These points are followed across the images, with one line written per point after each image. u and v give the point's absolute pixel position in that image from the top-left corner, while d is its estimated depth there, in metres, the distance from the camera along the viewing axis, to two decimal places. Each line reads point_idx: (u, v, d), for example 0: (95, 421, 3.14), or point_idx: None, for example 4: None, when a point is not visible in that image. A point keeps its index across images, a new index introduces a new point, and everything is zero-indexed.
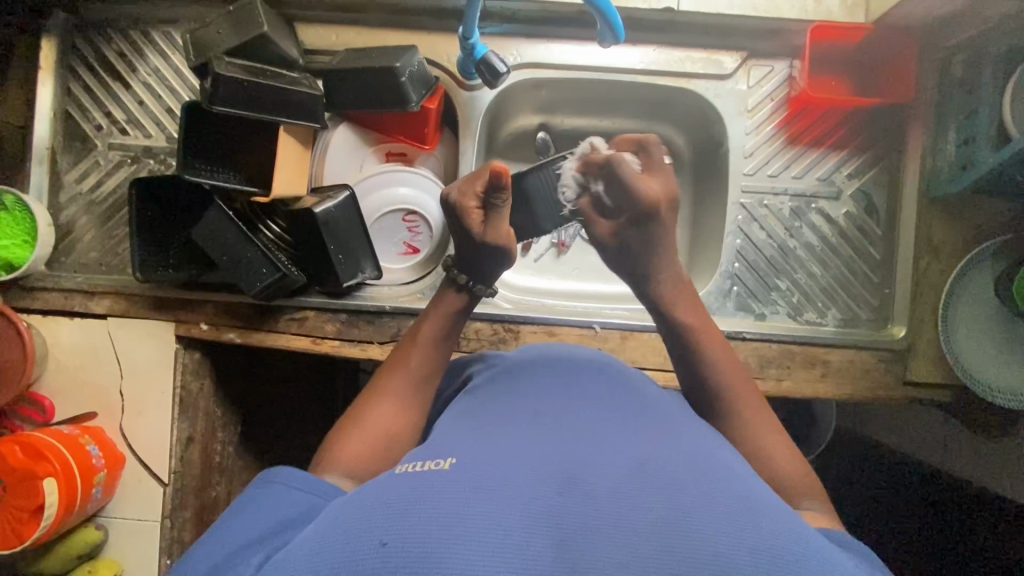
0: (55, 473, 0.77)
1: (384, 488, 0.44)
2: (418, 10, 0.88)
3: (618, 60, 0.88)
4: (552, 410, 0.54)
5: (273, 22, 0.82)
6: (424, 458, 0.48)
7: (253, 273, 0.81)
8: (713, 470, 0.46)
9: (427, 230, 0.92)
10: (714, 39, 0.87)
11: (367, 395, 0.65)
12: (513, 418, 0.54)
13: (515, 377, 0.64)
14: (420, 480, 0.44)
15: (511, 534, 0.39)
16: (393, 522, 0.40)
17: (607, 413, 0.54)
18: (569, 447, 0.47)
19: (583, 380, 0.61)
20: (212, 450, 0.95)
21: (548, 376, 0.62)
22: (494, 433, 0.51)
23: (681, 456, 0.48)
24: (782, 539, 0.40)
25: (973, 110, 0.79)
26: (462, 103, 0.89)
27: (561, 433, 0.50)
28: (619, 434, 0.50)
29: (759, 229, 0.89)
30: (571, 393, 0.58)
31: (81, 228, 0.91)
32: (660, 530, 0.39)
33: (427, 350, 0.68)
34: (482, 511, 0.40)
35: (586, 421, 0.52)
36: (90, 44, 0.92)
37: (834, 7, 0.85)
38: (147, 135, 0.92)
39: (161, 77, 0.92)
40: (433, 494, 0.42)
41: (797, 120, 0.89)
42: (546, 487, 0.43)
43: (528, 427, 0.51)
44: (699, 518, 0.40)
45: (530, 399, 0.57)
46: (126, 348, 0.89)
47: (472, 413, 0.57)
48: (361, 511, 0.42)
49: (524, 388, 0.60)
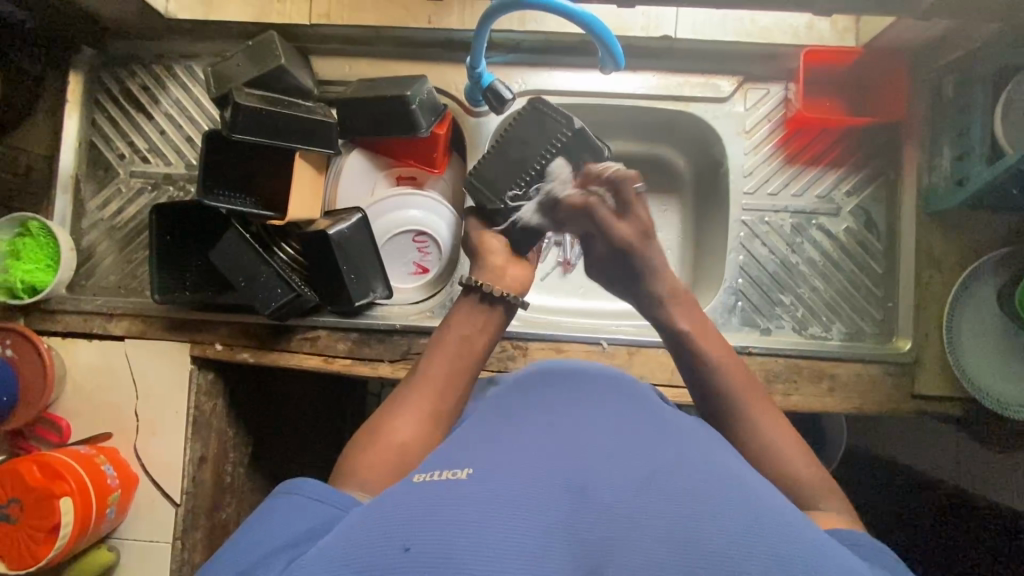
0: (71, 492, 0.78)
1: (405, 494, 0.45)
2: (427, 41, 0.93)
3: (619, 86, 0.91)
4: (563, 421, 0.55)
5: (290, 55, 0.87)
6: (443, 467, 0.49)
7: (268, 293, 0.83)
8: (729, 481, 0.47)
9: (436, 250, 0.94)
10: (711, 64, 0.91)
11: (388, 407, 0.64)
12: (529, 428, 0.55)
13: (526, 390, 0.65)
14: (441, 487, 0.45)
15: (532, 540, 0.40)
16: (416, 527, 0.41)
17: (618, 422, 0.55)
18: (586, 458, 0.48)
19: (594, 392, 0.62)
20: (223, 470, 0.96)
21: (563, 387, 0.64)
22: (510, 443, 0.52)
23: (696, 466, 0.48)
24: (801, 550, 0.40)
25: (965, 127, 0.82)
26: (470, 129, 0.93)
27: (577, 443, 0.50)
28: (630, 444, 0.51)
29: (761, 245, 0.91)
30: (583, 404, 0.59)
31: (102, 253, 0.95)
32: (677, 538, 0.40)
33: (452, 359, 0.68)
34: (503, 519, 0.41)
35: (600, 431, 0.53)
36: (115, 78, 0.97)
37: (825, 32, 0.88)
38: (168, 163, 0.96)
39: (182, 108, 0.96)
40: (454, 499, 0.43)
41: (794, 140, 0.92)
42: (563, 496, 0.43)
43: (546, 436, 0.53)
44: (714, 524, 0.41)
45: (544, 409, 0.59)
46: (143, 369, 0.91)
47: (487, 424, 0.58)
48: (384, 517, 0.43)
49: (536, 399, 0.62)
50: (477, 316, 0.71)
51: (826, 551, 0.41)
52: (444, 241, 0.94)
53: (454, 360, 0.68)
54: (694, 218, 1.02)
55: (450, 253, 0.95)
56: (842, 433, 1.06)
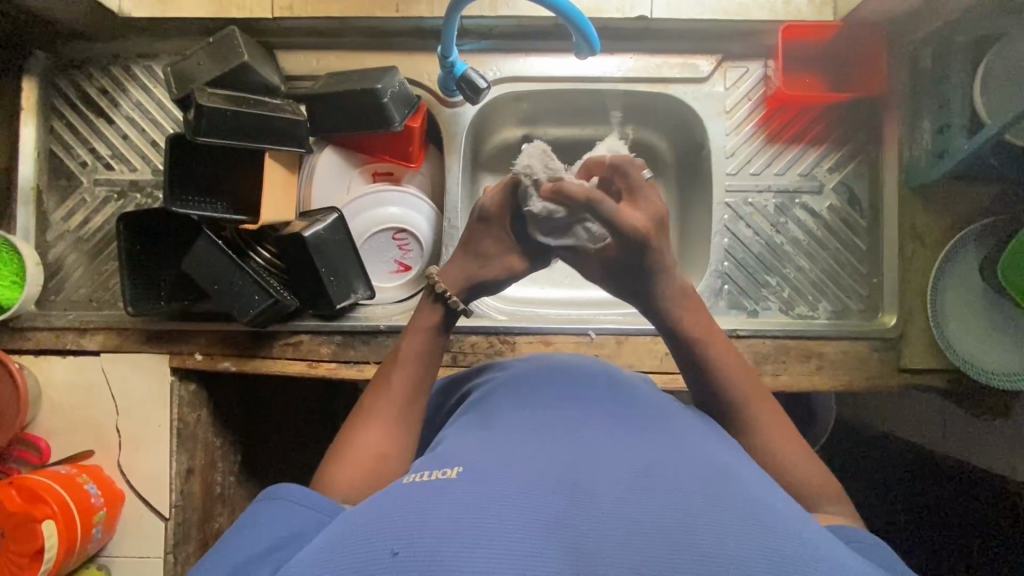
0: (54, 515, 0.76)
1: (391, 500, 0.44)
2: (396, 31, 0.89)
3: (595, 70, 0.89)
4: (552, 421, 0.54)
5: (253, 51, 0.83)
6: (431, 468, 0.48)
7: (245, 300, 0.81)
8: (721, 475, 0.46)
9: (418, 247, 0.93)
10: (689, 44, 0.89)
11: (354, 419, 0.63)
12: (517, 426, 0.54)
13: (514, 388, 0.63)
14: (430, 490, 0.44)
15: (522, 540, 0.39)
16: (401, 532, 0.39)
17: (608, 419, 0.54)
18: (574, 457, 0.47)
19: (580, 388, 0.61)
20: (213, 480, 0.95)
21: (550, 386, 0.62)
22: (498, 443, 0.50)
23: (685, 462, 0.47)
24: (798, 540, 0.40)
25: (945, 99, 0.81)
26: (445, 120, 0.90)
27: (566, 442, 0.49)
28: (618, 440, 0.50)
29: (745, 227, 0.90)
30: (570, 401, 0.58)
31: (70, 265, 0.91)
32: (673, 533, 0.39)
33: (409, 367, 0.67)
34: (492, 520, 0.40)
35: (590, 429, 0.52)
36: (71, 82, 0.93)
37: (803, 5, 0.86)
38: (133, 168, 0.93)
39: (144, 111, 0.92)
40: (441, 503, 0.42)
41: (775, 118, 0.90)
42: (554, 495, 0.42)
43: (533, 434, 0.51)
44: (709, 519, 0.40)
45: (532, 407, 0.58)
46: (121, 383, 0.88)
47: (475, 425, 0.56)
48: (370, 522, 0.42)
49: (523, 397, 0.61)
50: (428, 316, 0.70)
51: (818, 542, 0.41)
52: (424, 237, 0.93)
53: (414, 369, 0.67)
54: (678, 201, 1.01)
55: (432, 249, 0.93)
56: (832, 408, 1.07)
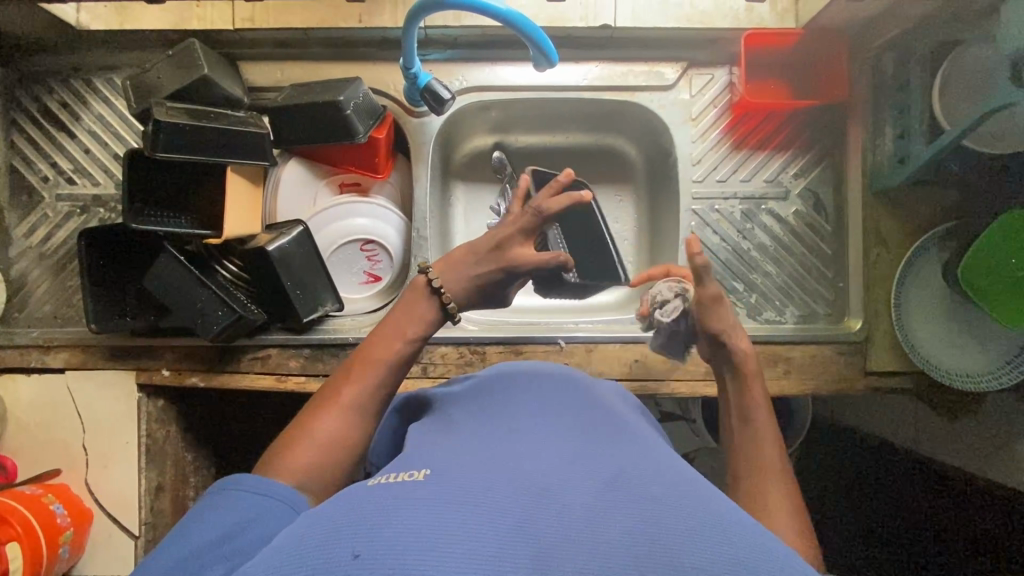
0: (18, 537, 0.75)
1: (357, 500, 0.43)
2: (361, 41, 0.89)
3: (562, 78, 0.89)
4: (520, 429, 0.54)
5: (214, 64, 0.82)
6: (397, 471, 0.48)
7: (208, 316, 0.80)
8: (686, 482, 0.47)
9: (387, 258, 0.92)
10: (654, 51, 0.89)
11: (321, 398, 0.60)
12: (487, 435, 0.54)
13: (485, 399, 0.64)
14: (396, 493, 0.43)
15: (487, 540, 0.38)
16: (364, 533, 0.39)
17: (573, 428, 0.55)
18: (541, 464, 0.47)
19: (552, 397, 0.62)
20: (184, 496, 0.94)
21: (522, 395, 0.63)
22: (465, 451, 0.50)
23: (652, 470, 0.48)
24: (758, 544, 0.40)
25: (905, 105, 0.82)
26: (412, 131, 0.90)
27: (535, 449, 0.50)
28: (586, 447, 0.51)
29: (712, 233, 0.91)
30: (541, 410, 0.58)
31: (33, 282, 0.90)
32: (636, 535, 0.39)
33: (388, 356, 0.63)
34: (457, 520, 0.40)
35: (556, 437, 0.52)
36: (31, 95, 0.91)
37: (766, 13, 0.87)
38: (96, 183, 0.91)
39: (106, 124, 0.91)
40: (408, 504, 0.41)
41: (741, 124, 0.91)
42: (519, 497, 0.42)
43: (503, 442, 0.52)
44: (674, 523, 0.40)
45: (504, 416, 0.58)
46: (87, 400, 0.87)
47: (441, 435, 0.57)
48: (333, 522, 0.41)
49: (496, 407, 0.61)
50: (420, 314, 0.67)
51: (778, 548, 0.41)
52: (394, 248, 0.92)
53: (394, 358, 0.63)
54: (649, 207, 1.02)
55: (401, 259, 0.93)
56: (805, 410, 1.08)
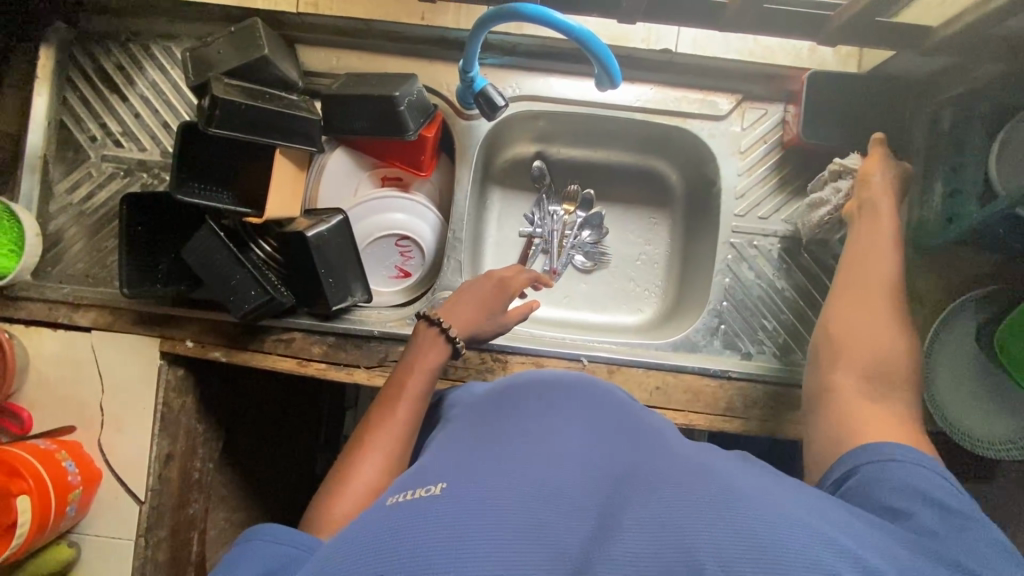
0: (29, 490, 0.76)
1: (376, 522, 0.43)
2: (420, 37, 0.89)
3: (615, 97, 0.89)
4: (533, 431, 0.53)
5: (274, 45, 0.83)
6: (414, 486, 0.47)
7: (241, 295, 0.80)
8: (697, 471, 0.45)
9: (420, 255, 0.93)
10: (711, 81, 0.89)
11: (352, 447, 0.62)
12: (498, 437, 0.53)
13: (497, 402, 0.63)
14: (413, 507, 0.43)
15: (505, 551, 0.38)
16: (384, 554, 0.39)
17: (586, 432, 0.54)
18: (555, 467, 0.46)
19: (563, 398, 0.61)
20: (192, 467, 0.95)
21: (534, 396, 0.61)
22: (479, 454, 0.50)
23: (663, 465, 0.47)
24: (778, 517, 0.38)
25: (962, 163, 0.79)
26: (460, 132, 0.90)
27: (548, 453, 0.49)
28: (600, 454, 0.50)
29: (748, 269, 0.90)
30: (552, 412, 0.57)
31: (69, 239, 0.91)
32: (653, 535, 0.38)
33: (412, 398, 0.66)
34: (471, 530, 0.39)
35: (569, 440, 0.51)
36: (89, 55, 0.92)
37: (829, 57, 0.88)
38: (142, 148, 0.92)
39: (159, 91, 0.92)
40: (425, 518, 0.41)
41: (789, 164, 0.90)
42: (535, 506, 0.42)
43: (515, 444, 0.51)
44: (692, 514, 0.39)
45: (515, 418, 0.57)
46: (109, 362, 0.88)
47: (458, 438, 0.56)
48: (353, 545, 0.41)
49: (505, 409, 0.60)
50: (433, 347, 0.70)
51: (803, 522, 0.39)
52: (427, 246, 0.93)
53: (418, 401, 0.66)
54: (683, 234, 1.01)
55: (433, 258, 0.93)
56: None
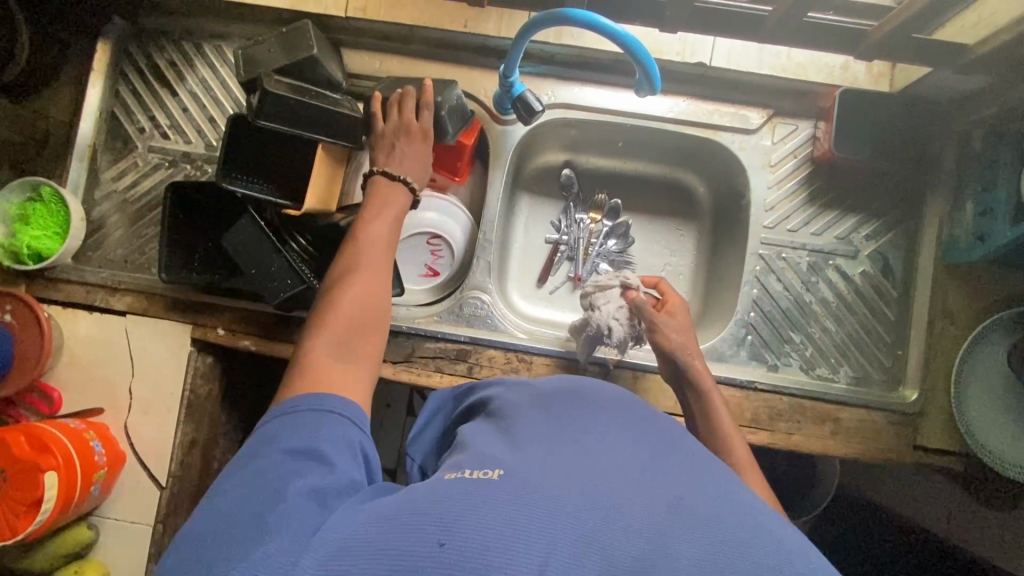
0: (57, 467, 0.76)
1: (431, 495, 0.42)
2: (460, 44, 0.92)
3: (648, 108, 0.91)
4: (586, 422, 0.51)
5: (322, 46, 0.86)
6: (475, 466, 0.46)
7: (277, 283, 0.82)
8: (760, 518, 0.41)
9: (450, 254, 0.94)
10: (742, 95, 0.91)
11: (325, 295, 0.64)
12: (558, 429, 0.50)
13: (559, 392, 0.59)
14: (469, 490, 0.41)
15: (558, 552, 0.36)
16: (447, 524, 0.38)
17: (652, 436, 0.50)
18: (615, 462, 0.44)
19: (627, 401, 0.57)
20: (212, 456, 0.95)
21: (600, 395, 0.57)
22: (533, 443, 0.48)
23: (729, 497, 0.43)
24: None
25: (992, 182, 0.80)
26: (494, 137, 0.93)
27: (611, 453, 0.46)
28: (666, 461, 0.46)
29: (777, 281, 0.91)
30: (618, 412, 0.54)
31: (111, 226, 0.94)
32: (710, 563, 0.36)
33: (378, 240, 0.69)
34: (531, 520, 0.38)
35: (624, 433, 0.49)
36: (143, 51, 0.96)
37: (860, 74, 0.90)
38: (187, 141, 0.95)
39: (207, 88, 0.96)
40: (483, 502, 0.39)
41: (819, 179, 0.91)
42: (594, 500, 0.40)
43: (578, 439, 0.48)
44: (752, 554, 0.37)
45: (577, 410, 0.53)
46: (142, 346, 0.89)
47: (514, 423, 0.53)
48: (411, 511, 0.40)
49: (567, 400, 0.56)
50: (396, 196, 0.74)
51: None
52: (458, 245, 0.93)
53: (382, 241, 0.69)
54: (709, 247, 1.02)
55: (462, 258, 0.94)
56: (836, 474, 1.06)
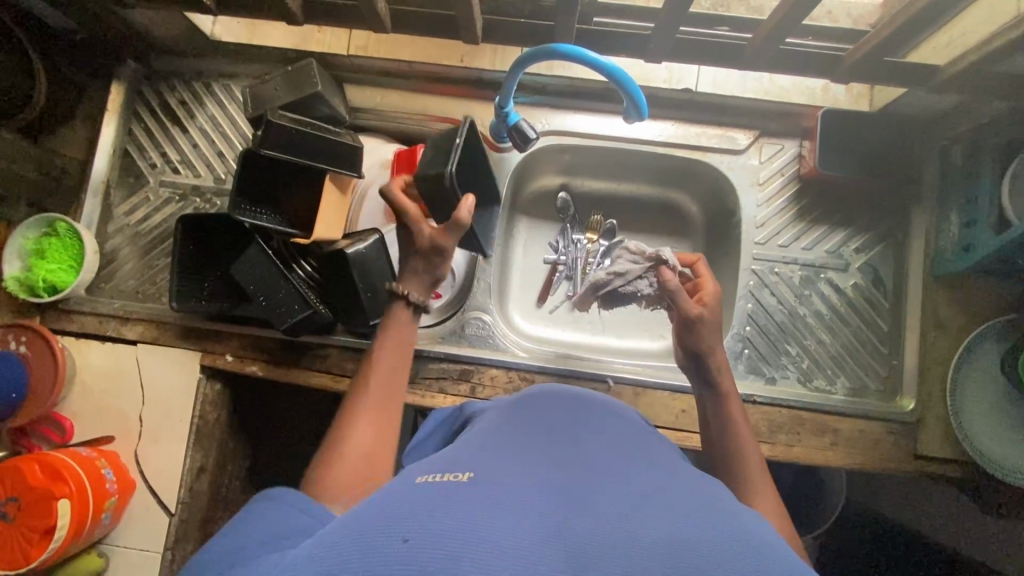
0: (70, 495, 0.78)
1: (401, 495, 0.41)
2: (458, 77, 0.96)
3: (639, 132, 0.95)
4: (553, 433, 0.52)
5: (326, 83, 0.90)
6: (443, 470, 0.46)
7: (285, 309, 0.84)
8: (716, 509, 0.43)
9: (451, 277, 0.97)
10: (729, 118, 0.94)
11: (342, 417, 0.64)
12: (523, 439, 0.51)
13: (526, 407, 0.60)
14: (438, 490, 0.41)
15: (522, 542, 0.36)
16: (414, 520, 0.38)
17: (613, 444, 0.52)
18: (582, 469, 0.45)
19: (589, 413, 0.59)
20: (220, 482, 0.96)
21: (562, 411, 0.59)
22: (499, 451, 0.48)
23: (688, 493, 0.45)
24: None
25: (974, 194, 0.83)
26: (492, 164, 0.96)
27: (574, 458, 0.47)
28: (626, 465, 0.47)
29: (770, 295, 0.93)
30: (581, 424, 0.55)
31: (124, 257, 0.97)
32: (670, 547, 0.37)
33: (392, 365, 0.68)
34: (495, 514, 0.38)
35: (595, 446, 0.50)
36: (155, 91, 1.01)
37: (841, 95, 0.93)
38: (197, 175, 0.99)
39: (217, 124, 1.00)
40: (449, 502, 0.39)
41: (806, 195, 0.94)
42: (560, 500, 0.40)
43: (542, 448, 0.49)
44: (715, 548, 0.38)
45: (540, 425, 0.55)
46: (152, 374, 0.92)
47: (480, 437, 0.54)
48: (379, 512, 0.40)
49: (531, 415, 0.58)
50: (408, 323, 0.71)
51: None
52: (459, 268, 0.97)
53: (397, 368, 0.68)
54: (703, 264, 1.05)
55: (464, 280, 0.97)
56: (841, 487, 1.06)
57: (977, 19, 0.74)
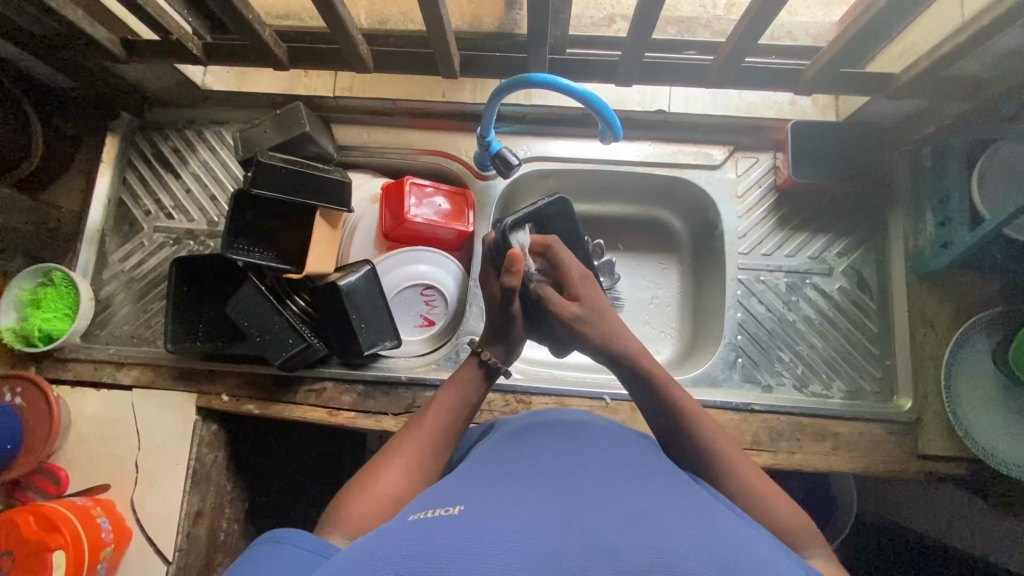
0: (65, 546, 0.76)
1: (392, 532, 0.41)
2: (441, 112, 1.00)
3: (618, 154, 0.98)
4: (543, 460, 0.52)
5: (313, 123, 0.93)
6: (434, 505, 0.46)
7: (279, 343, 0.85)
8: (706, 525, 0.44)
9: (443, 303, 0.98)
10: (703, 135, 0.98)
11: (382, 454, 0.62)
12: (515, 468, 0.51)
13: (519, 435, 0.60)
14: (430, 525, 0.41)
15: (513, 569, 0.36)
16: (405, 554, 0.37)
17: (606, 466, 0.52)
18: (569, 491, 0.45)
19: (580, 435, 0.59)
20: (218, 526, 0.94)
21: (555, 435, 0.59)
22: (491, 482, 0.48)
23: (679, 512, 0.45)
24: None
25: (946, 193, 0.85)
26: (478, 191, 0.99)
27: (565, 484, 0.47)
28: (616, 487, 0.48)
29: (758, 303, 0.94)
30: (575, 447, 0.55)
31: (119, 303, 0.98)
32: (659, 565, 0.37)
33: (445, 411, 0.66)
34: (486, 544, 0.38)
35: (590, 471, 0.50)
36: (149, 141, 1.04)
37: (808, 107, 0.97)
38: (191, 219, 1.01)
39: (209, 169, 1.03)
40: (441, 535, 0.39)
41: (785, 204, 0.97)
42: (547, 528, 0.40)
43: (534, 475, 0.49)
44: (697, 558, 0.39)
45: (533, 451, 0.55)
46: (148, 418, 0.91)
47: (472, 468, 0.54)
48: (370, 551, 0.39)
49: (523, 441, 0.58)
50: (469, 382, 0.70)
51: None
52: (450, 294, 0.98)
53: (448, 416, 0.66)
54: (692, 278, 1.07)
55: (456, 306, 0.98)
56: (850, 495, 1.04)
57: (925, 28, 0.79)
